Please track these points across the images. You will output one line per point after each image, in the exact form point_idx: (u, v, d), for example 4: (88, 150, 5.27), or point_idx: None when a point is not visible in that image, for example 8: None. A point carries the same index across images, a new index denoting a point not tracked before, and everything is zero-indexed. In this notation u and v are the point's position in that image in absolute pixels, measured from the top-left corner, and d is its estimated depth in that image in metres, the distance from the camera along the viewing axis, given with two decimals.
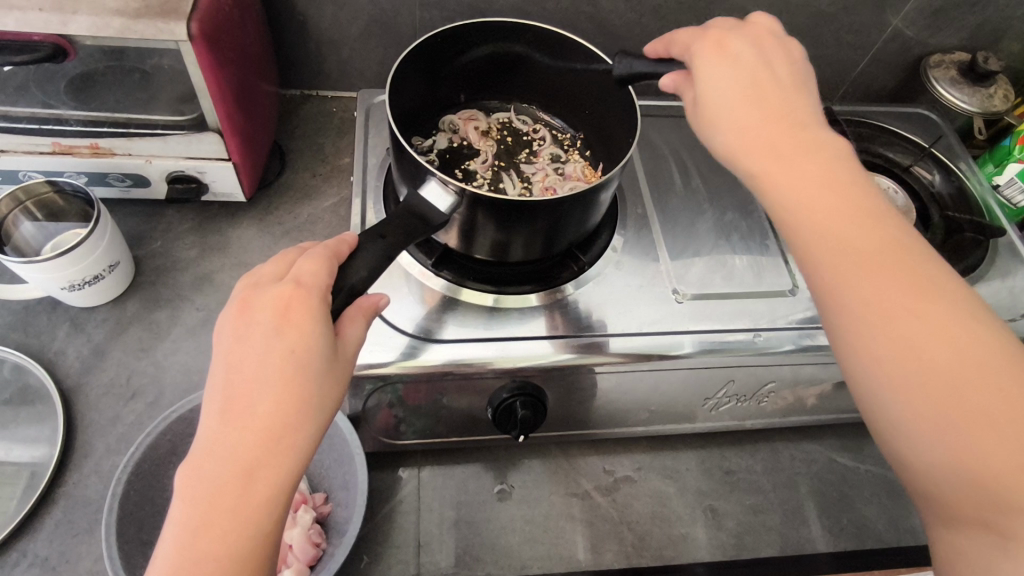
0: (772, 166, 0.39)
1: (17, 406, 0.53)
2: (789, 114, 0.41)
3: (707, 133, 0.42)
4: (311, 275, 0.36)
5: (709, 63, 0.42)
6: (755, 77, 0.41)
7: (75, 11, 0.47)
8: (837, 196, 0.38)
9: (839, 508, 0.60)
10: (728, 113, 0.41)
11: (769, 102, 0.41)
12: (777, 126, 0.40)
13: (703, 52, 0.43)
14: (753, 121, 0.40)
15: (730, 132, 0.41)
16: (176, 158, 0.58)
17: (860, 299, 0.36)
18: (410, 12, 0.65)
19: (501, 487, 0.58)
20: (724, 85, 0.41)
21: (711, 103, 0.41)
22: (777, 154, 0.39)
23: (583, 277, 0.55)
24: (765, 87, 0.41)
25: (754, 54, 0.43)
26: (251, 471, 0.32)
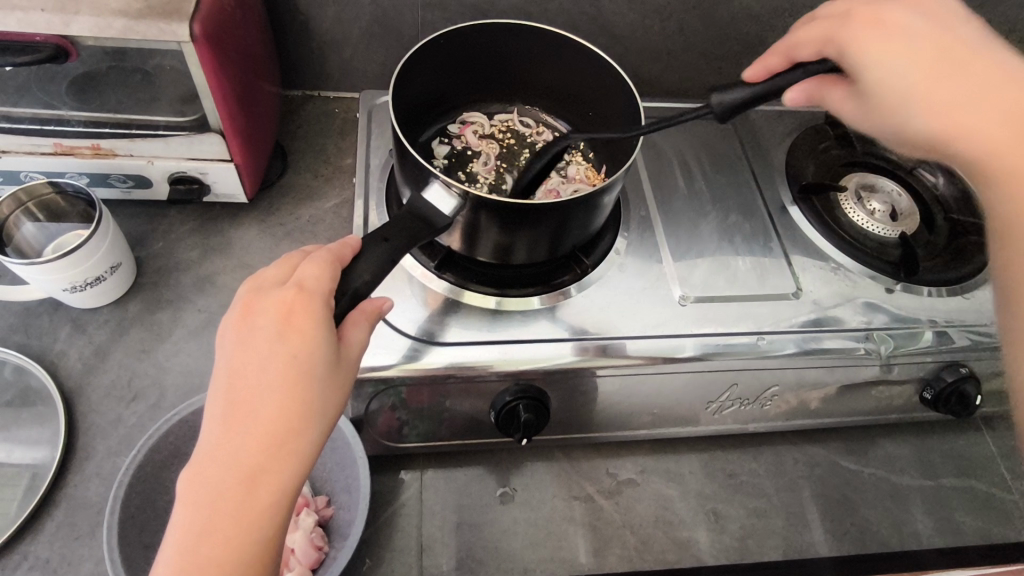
0: (980, 134, 0.38)
1: (19, 408, 0.53)
2: (946, 74, 0.39)
3: (899, 112, 0.41)
4: (315, 280, 0.36)
5: (871, 41, 0.41)
6: (942, 49, 0.40)
7: (76, 11, 0.46)
8: (1017, 157, 0.37)
9: (842, 512, 0.60)
10: (920, 95, 0.40)
11: (964, 77, 0.39)
12: (958, 93, 0.39)
13: (888, 25, 0.41)
14: (966, 97, 0.39)
15: (932, 112, 0.39)
16: (178, 159, 0.58)
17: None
18: (413, 13, 0.65)
19: (504, 489, 0.57)
20: (903, 65, 0.40)
21: (896, 87, 0.40)
22: (984, 125, 0.38)
23: (586, 280, 0.55)
24: (954, 58, 0.40)
25: (925, 23, 0.41)
26: (254, 477, 0.32)
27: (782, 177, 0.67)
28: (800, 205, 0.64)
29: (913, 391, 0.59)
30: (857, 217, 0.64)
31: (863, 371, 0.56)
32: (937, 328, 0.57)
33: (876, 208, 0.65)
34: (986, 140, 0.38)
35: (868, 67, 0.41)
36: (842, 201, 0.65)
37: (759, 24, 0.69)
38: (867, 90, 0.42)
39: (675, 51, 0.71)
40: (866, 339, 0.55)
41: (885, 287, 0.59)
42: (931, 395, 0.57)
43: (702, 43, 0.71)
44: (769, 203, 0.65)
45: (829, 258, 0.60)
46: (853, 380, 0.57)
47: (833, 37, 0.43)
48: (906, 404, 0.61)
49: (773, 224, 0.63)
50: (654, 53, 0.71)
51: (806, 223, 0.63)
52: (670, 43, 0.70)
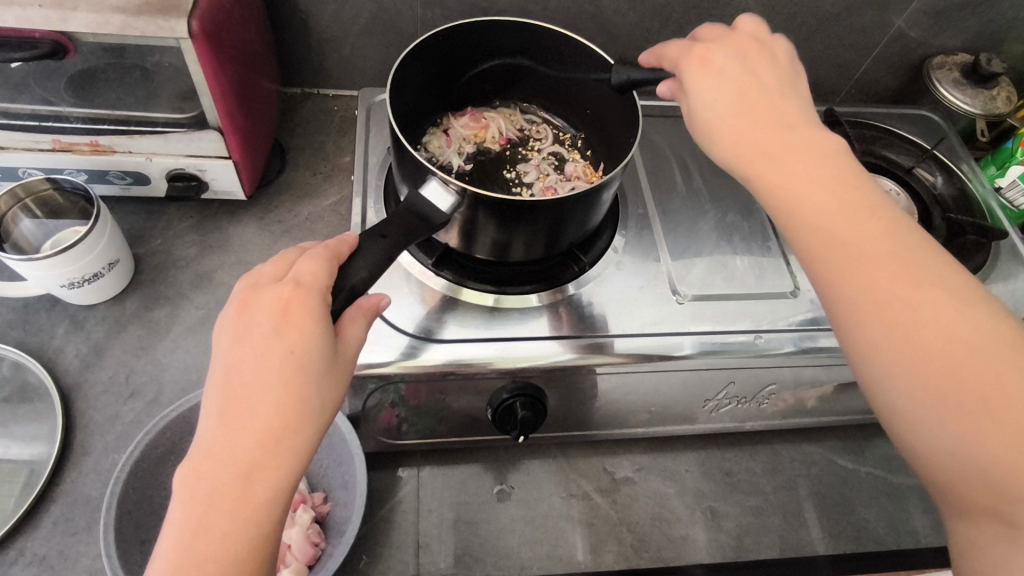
0: (766, 169, 0.39)
1: (16, 405, 0.53)
2: (747, 113, 0.41)
3: (706, 146, 0.42)
4: (311, 276, 0.36)
5: (696, 77, 0.42)
6: (746, 86, 0.41)
7: (75, 8, 0.46)
8: (813, 187, 0.38)
9: (839, 510, 0.60)
10: (720, 132, 0.41)
11: (759, 111, 0.41)
12: (756, 127, 0.40)
13: (700, 65, 0.43)
14: (754, 132, 0.40)
15: (730, 145, 0.40)
16: (176, 156, 0.58)
17: (868, 284, 0.36)
18: (411, 11, 0.65)
19: (501, 487, 0.57)
20: (712, 100, 0.41)
21: (708, 120, 0.41)
22: (773, 159, 0.39)
23: (583, 278, 0.55)
24: (749, 94, 0.41)
25: (737, 63, 0.43)
26: (249, 473, 0.32)
27: None
28: None
29: None
30: None
31: None
32: None
33: None
34: (783, 170, 0.39)
35: (693, 101, 0.42)
36: None
37: None
38: (689, 124, 0.43)
39: None
40: None
41: None
42: None
43: None
44: None
45: None
46: (850, 378, 0.57)
47: (672, 69, 0.44)
48: None
49: (771, 223, 0.63)
50: None
51: None
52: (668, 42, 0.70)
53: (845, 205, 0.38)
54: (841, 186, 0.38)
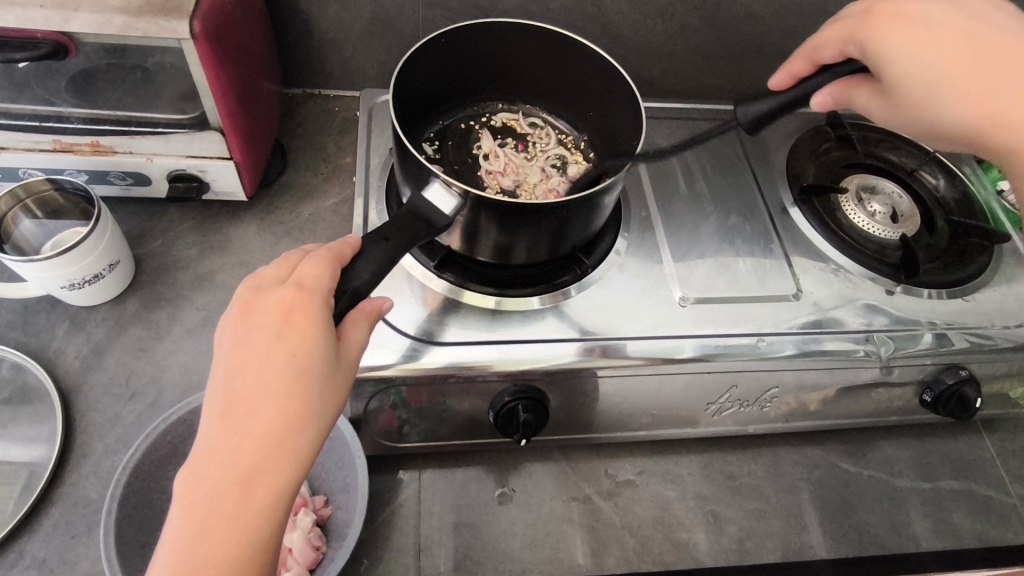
0: (979, 125, 0.42)
1: (16, 406, 0.53)
2: (980, 62, 0.42)
3: (931, 102, 0.43)
4: (313, 279, 0.36)
5: (896, 33, 0.43)
6: (960, 35, 0.42)
7: (76, 8, 0.46)
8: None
9: (841, 514, 0.60)
10: (951, 84, 0.42)
11: (1010, 73, 0.42)
12: (1010, 90, 0.41)
13: (910, 22, 0.43)
14: (1002, 92, 0.41)
15: (972, 110, 0.42)
16: (177, 157, 0.58)
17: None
18: (414, 11, 0.65)
19: (502, 490, 0.57)
20: (927, 56, 0.42)
21: (924, 79, 0.42)
22: (1021, 123, 0.41)
23: (586, 280, 0.55)
24: (969, 50, 0.42)
25: (952, 15, 0.43)
26: (251, 477, 0.32)
27: (783, 179, 0.67)
28: (800, 207, 0.64)
29: (912, 393, 0.59)
30: (857, 219, 0.64)
31: (862, 373, 0.56)
32: (937, 331, 0.56)
33: (877, 210, 0.65)
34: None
35: (892, 58, 0.43)
36: (842, 203, 0.65)
37: (762, 26, 0.69)
38: (887, 84, 0.44)
39: (676, 51, 0.71)
40: (866, 341, 0.55)
41: (885, 289, 0.59)
42: (931, 397, 0.57)
43: (703, 44, 0.71)
44: (769, 204, 0.65)
45: (830, 260, 0.60)
46: (852, 382, 0.57)
47: (855, 36, 0.45)
48: (906, 406, 0.61)
49: (773, 225, 0.63)
50: (655, 54, 0.71)
51: (806, 224, 0.63)
52: (671, 44, 0.70)
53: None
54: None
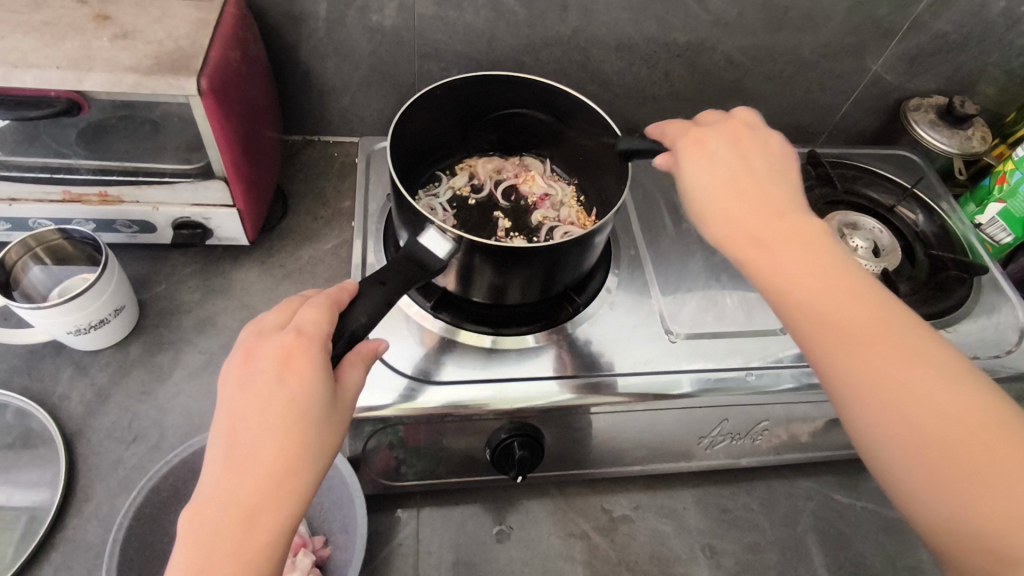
0: (745, 239, 0.42)
1: (19, 451, 0.54)
2: (738, 187, 0.44)
3: (701, 220, 0.45)
4: (312, 324, 0.37)
5: (692, 158, 0.47)
6: (733, 166, 0.45)
7: (89, 69, 0.49)
8: (782, 251, 0.41)
9: (837, 546, 0.61)
10: (716, 207, 0.44)
11: (748, 193, 0.44)
12: (745, 209, 0.43)
13: (686, 153, 0.47)
14: (741, 212, 0.43)
15: (725, 228, 0.43)
16: (183, 205, 0.60)
17: (831, 335, 0.38)
18: (409, 63, 0.68)
19: (500, 527, 0.58)
20: (712, 180, 0.45)
21: (701, 204, 0.45)
22: (777, 238, 0.41)
23: (578, 318, 0.57)
24: (738, 179, 0.45)
25: (732, 152, 0.46)
26: (251, 517, 0.33)
27: None
28: None
29: None
30: None
31: None
32: None
33: (859, 244, 0.66)
34: (776, 240, 0.41)
35: (687, 185, 0.46)
36: None
37: (742, 70, 0.72)
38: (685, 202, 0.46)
39: (660, 96, 0.74)
40: None
41: None
42: None
43: (685, 88, 0.74)
44: None
45: None
46: None
47: (669, 153, 0.49)
48: None
49: None
50: (640, 98, 0.74)
51: None
52: (655, 89, 0.74)
53: (830, 266, 0.40)
54: (817, 248, 0.41)
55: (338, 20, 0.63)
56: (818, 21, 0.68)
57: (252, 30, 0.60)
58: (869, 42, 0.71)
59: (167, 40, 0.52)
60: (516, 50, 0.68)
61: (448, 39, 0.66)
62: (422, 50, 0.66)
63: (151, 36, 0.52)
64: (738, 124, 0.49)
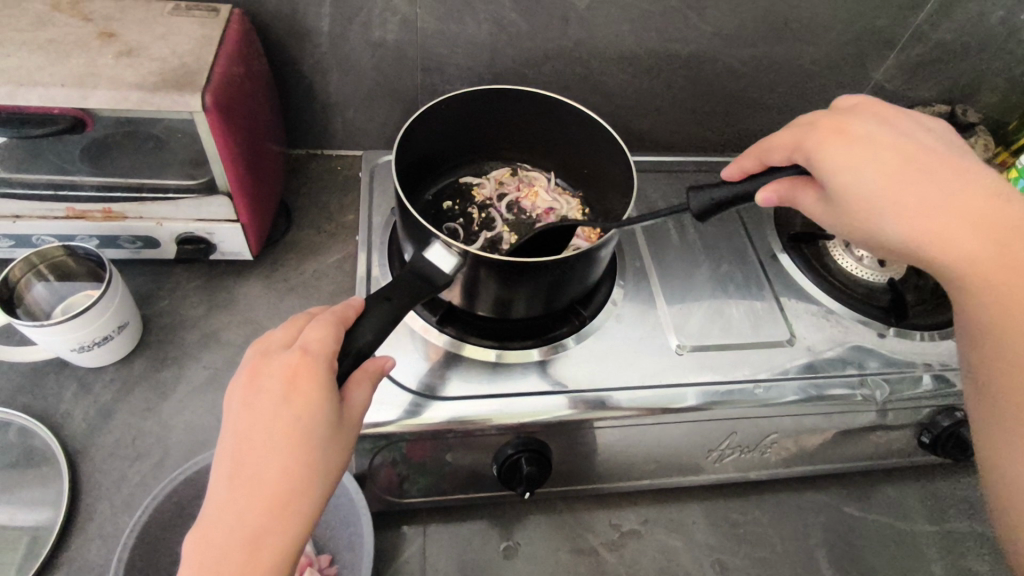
0: (945, 241, 0.40)
1: (22, 470, 0.53)
2: (905, 178, 0.41)
3: (875, 215, 0.42)
4: (318, 342, 0.37)
5: (834, 147, 0.43)
6: (906, 155, 0.42)
7: (94, 86, 0.49)
8: (1015, 252, 0.39)
9: (849, 559, 0.60)
10: (890, 202, 0.41)
11: (956, 185, 0.41)
12: (962, 205, 0.41)
13: (834, 138, 0.43)
14: (949, 207, 0.41)
15: (915, 222, 0.41)
16: (186, 220, 0.60)
17: (1022, 350, 0.38)
18: (412, 77, 0.68)
19: (507, 544, 0.57)
20: (867, 172, 0.42)
21: (867, 200, 0.42)
22: (989, 231, 0.40)
23: (583, 331, 0.56)
24: (937, 171, 0.42)
25: (882, 135, 0.43)
26: (257, 539, 0.32)
27: (771, 226, 0.69)
28: (789, 252, 0.66)
29: (910, 435, 0.60)
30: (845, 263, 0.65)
31: (860, 416, 0.56)
32: (932, 372, 0.58)
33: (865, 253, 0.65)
34: (986, 241, 0.40)
35: (833, 178, 0.43)
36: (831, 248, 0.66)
37: (744, 81, 0.73)
38: (832, 197, 0.44)
39: (663, 107, 0.75)
40: (861, 385, 0.56)
41: (876, 332, 0.60)
42: (930, 438, 0.58)
43: (688, 99, 0.74)
44: (759, 250, 0.67)
45: (820, 304, 0.62)
46: (850, 425, 0.57)
47: (800, 145, 0.45)
48: (906, 448, 0.61)
49: (765, 272, 0.65)
50: (643, 109, 0.75)
51: (795, 269, 0.65)
52: (658, 100, 0.74)
53: None
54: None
55: (341, 35, 0.63)
56: (819, 32, 0.68)
57: (256, 45, 0.60)
58: (871, 52, 0.71)
59: (172, 56, 0.52)
60: (519, 63, 0.68)
61: (450, 53, 0.66)
62: (425, 63, 0.67)
63: (156, 53, 0.52)
64: (876, 108, 0.47)
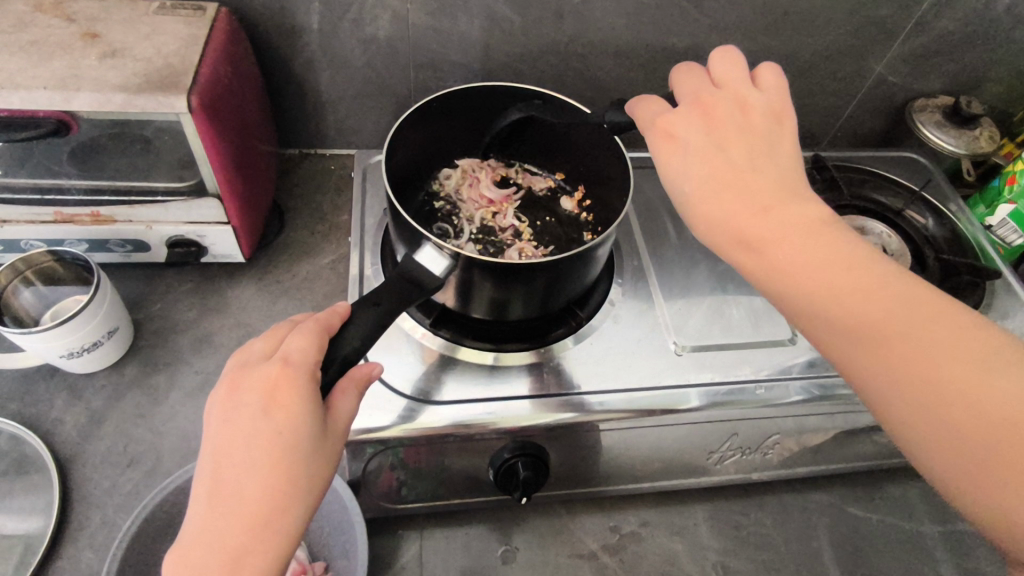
0: (751, 252, 0.38)
1: (12, 479, 0.53)
2: (717, 189, 0.39)
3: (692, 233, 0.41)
4: (299, 353, 0.36)
5: (666, 157, 0.41)
6: (713, 157, 0.40)
7: (77, 88, 0.48)
8: (800, 249, 0.37)
9: (853, 561, 0.59)
10: (703, 218, 0.39)
11: (744, 188, 0.39)
12: (743, 211, 0.38)
13: (655, 144, 0.42)
14: (735, 214, 0.38)
15: (722, 235, 0.39)
16: (176, 223, 0.59)
17: (867, 340, 0.35)
18: (404, 73, 0.67)
19: (506, 548, 0.56)
20: (689, 180, 0.40)
21: (685, 208, 0.41)
22: (785, 234, 0.37)
23: (581, 332, 0.55)
24: (725, 172, 0.39)
25: (705, 136, 0.41)
26: (238, 559, 0.32)
27: None
28: None
29: None
30: None
31: (864, 416, 0.55)
32: None
33: None
34: (777, 240, 0.37)
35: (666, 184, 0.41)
36: None
37: None
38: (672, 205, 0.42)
39: None
40: None
41: None
42: None
43: None
44: None
45: None
46: (855, 425, 0.56)
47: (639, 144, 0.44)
48: None
49: None
50: None
51: None
52: (656, 94, 0.72)
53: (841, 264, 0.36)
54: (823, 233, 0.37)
55: (331, 32, 0.62)
56: (819, 23, 0.66)
57: (244, 44, 0.59)
58: (873, 42, 0.69)
59: (157, 57, 0.51)
60: (513, 59, 0.66)
61: (443, 49, 0.65)
62: (418, 60, 0.65)
63: (140, 54, 0.51)
64: (702, 97, 0.43)
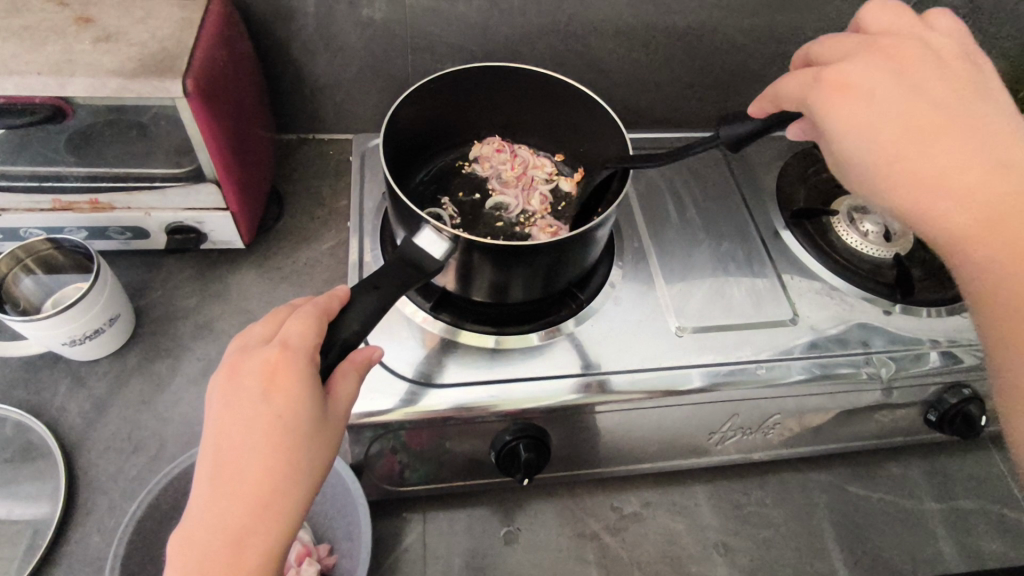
0: (943, 190, 0.37)
1: (19, 465, 0.53)
2: (928, 136, 0.38)
3: (868, 184, 0.40)
4: (298, 337, 0.36)
5: (839, 106, 0.40)
6: (924, 114, 0.38)
7: (72, 74, 0.47)
8: None
9: (854, 540, 0.59)
10: (894, 166, 0.38)
11: (949, 143, 0.37)
12: (939, 158, 0.37)
13: (885, 80, 0.40)
14: (924, 156, 0.38)
15: (901, 178, 0.38)
16: (175, 210, 0.59)
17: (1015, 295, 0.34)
18: (402, 56, 0.66)
19: (508, 529, 0.57)
20: (877, 130, 0.39)
21: (861, 158, 0.40)
22: (976, 186, 0.36)
23: (582, 314, 0.55)
24: (927, 119, 0.38)
25: (903, 86, 0.40)
26: (241, 540, 0.32)
27: (773, 202, 0.67)
28: (792, 230, 0.64)
29: (917, 412, 0.58)
30: (850, 239, 0.63)
31: (864, 396, 0.55)
32: (941, 349, 0.56)
33: (870, 229, 0.63)
34: (983, 193, 0.36)
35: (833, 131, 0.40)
36: (835, 224, 0.64)
37: (745, 52, 0.70)
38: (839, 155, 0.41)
39: (661, 82, 0.73)
40: (867, 362, 0.54)
41: (882, 309, 0.59)
42: (936, 416, 0.57)
43: (687, 73, 0.72)
44: (761, 228, 0.65)
45: (822, 280, 0.60)
46: (854, 405, 0.56)
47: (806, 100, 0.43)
48: (910, 426, 0.60)
49: (766, 249, 0.63)
50: (640, 85, 0.73)
51: (798, 247, 0.63)
52: (656, 75, 0.72)
53: None
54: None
55: (328, 14, 0.61)
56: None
57: (239, 27, 0.58)
58: None
59: (152, 40, 0.50)
60: (513, 40, 0.66)
61: (441, 31, 0.64)
62: (415, 42, 0.65)
63: (136, 38, 0.50)
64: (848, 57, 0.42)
